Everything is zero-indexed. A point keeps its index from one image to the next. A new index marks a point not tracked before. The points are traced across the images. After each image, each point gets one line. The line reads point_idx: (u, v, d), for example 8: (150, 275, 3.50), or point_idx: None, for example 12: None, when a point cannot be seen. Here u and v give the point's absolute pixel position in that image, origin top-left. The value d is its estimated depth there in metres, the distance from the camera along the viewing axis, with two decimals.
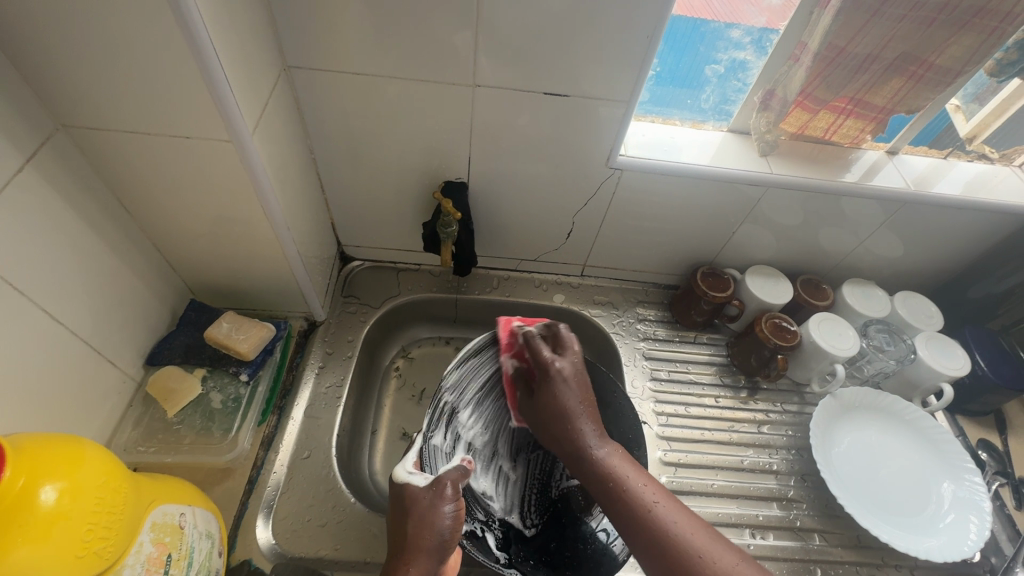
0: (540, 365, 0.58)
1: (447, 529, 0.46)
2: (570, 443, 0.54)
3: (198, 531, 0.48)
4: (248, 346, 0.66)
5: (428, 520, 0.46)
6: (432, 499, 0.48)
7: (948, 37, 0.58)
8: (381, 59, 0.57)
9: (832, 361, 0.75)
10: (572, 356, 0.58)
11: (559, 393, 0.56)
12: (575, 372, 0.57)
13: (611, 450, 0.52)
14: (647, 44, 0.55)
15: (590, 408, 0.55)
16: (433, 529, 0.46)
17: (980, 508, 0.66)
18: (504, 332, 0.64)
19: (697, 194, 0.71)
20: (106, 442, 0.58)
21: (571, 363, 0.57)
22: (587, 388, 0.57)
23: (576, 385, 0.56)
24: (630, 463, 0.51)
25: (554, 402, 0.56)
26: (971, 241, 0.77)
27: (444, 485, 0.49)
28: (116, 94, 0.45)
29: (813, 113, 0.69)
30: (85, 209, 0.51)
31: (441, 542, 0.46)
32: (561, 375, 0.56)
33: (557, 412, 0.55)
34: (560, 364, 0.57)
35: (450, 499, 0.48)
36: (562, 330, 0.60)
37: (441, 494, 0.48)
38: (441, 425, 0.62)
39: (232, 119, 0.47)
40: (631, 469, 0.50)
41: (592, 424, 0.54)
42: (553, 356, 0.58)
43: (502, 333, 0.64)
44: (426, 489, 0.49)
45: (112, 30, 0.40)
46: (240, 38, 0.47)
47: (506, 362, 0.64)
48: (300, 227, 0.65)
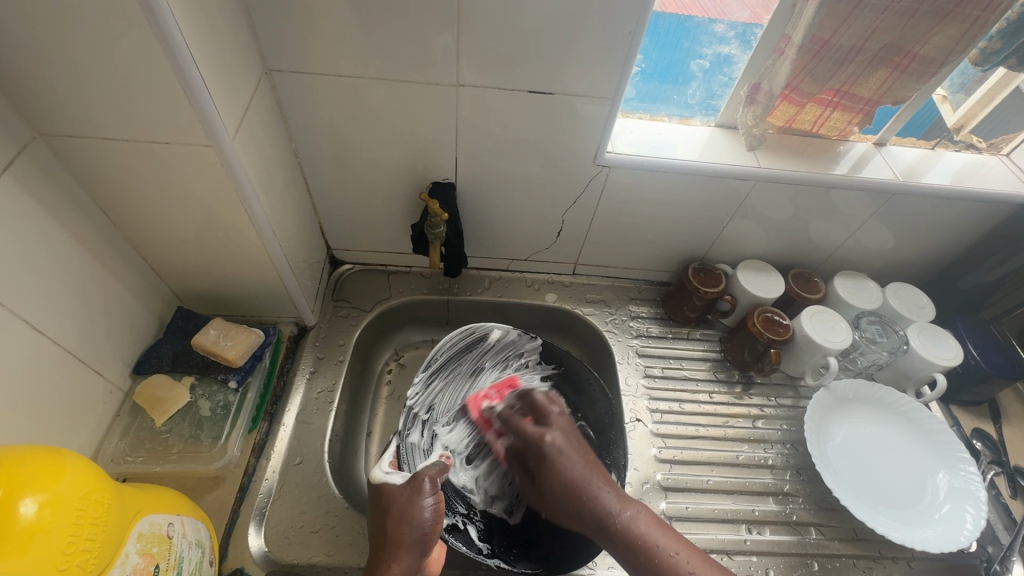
0: (530, 442, 0.60)
1: (427, 522, 0.46)
2: (589, 515, 0.52)
3: (187, 541, 0.48)
4: (236, 352, 0.65)
5: (407, 515, 0.46)
6: (409, 495, 0.48)
7: (931, 27, 0.58)
8: (363, 61, 0.56)
9: (825, 354, 0.75)
10: (557, 422, 0.61)
11: (562, 465, 0.56)
12: (568, 440, 0.59)
13: (638, 511, 0.51)
14: (630, 41, 0.55)
15: (597, 470, 0.55)
16: (412, 523, 0.45)
17: (976, 498, 0.66)
18: (474, 412, 0.67)
19: (687, 189, 0.71)
20: (93, 453, 0.57)
21: (558, 432, 0.60)
22: (585, 453, 0.58)
23: (574, 452, 0.57)
24: (659, 527, 0.50)
25: (560, 476, 0.55)
26: (961, 230, 0.77)
27: (422, 480, 0.49)
28: (93, 101, 0.44)
29: (800, 106, 0.69)
30: (66, 217, 0.50)
31: (422, 536, 0.45)
32: (556, 448, 0.58)
33: (565, 486, 0.54)
34: (551, 435, 0.60)
35: (429, 493, 0.48)
36: (537, 397, 0.66)
37: (419, 489, 0.48)
38: (417, 424, 0.64)
39: (211, 123, 0.47)
40: (660, 532, 0.49)
41: (608, 487, 0.53)
42: (539, 430, 0.61)
43: (474, 415, 0.67)
44: (404, 486, 0.49)
45: (84, 36, 0.39)
46: (218, 42, 0.47)
47: (497, 443, 0.65)
48: (286, 232, 0.65)
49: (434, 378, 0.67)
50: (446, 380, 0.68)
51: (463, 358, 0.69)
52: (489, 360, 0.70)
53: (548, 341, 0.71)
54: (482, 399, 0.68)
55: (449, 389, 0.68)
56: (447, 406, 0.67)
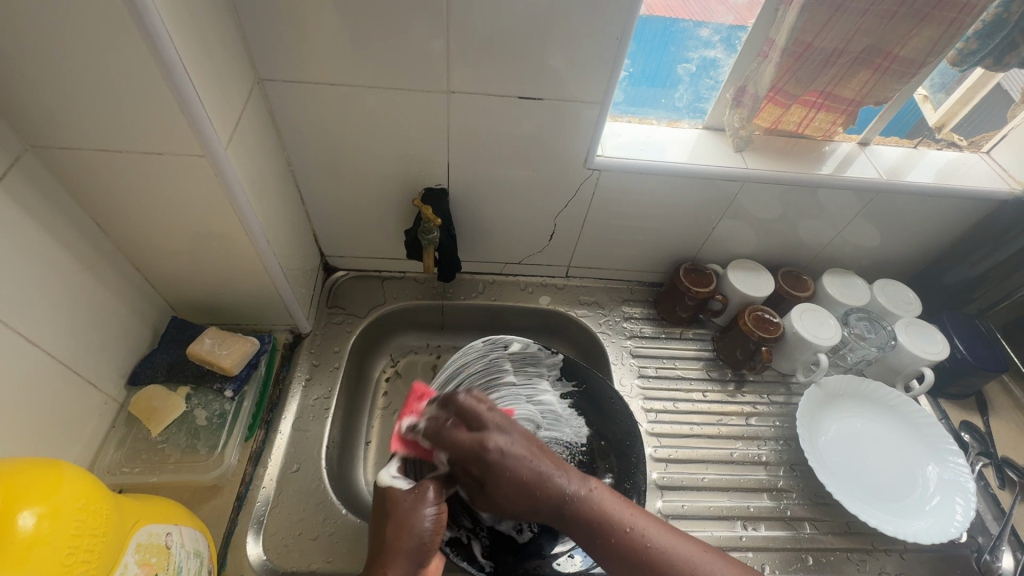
0: (467, 451, 0.50)
1: (426, 532, 0.47)
2: (546, 507, 0.48)
3: (186, 550, 0.48)
4: (232, 360, 0.65)
5: (407, 523, 0.46)
6: (413, 501, 0.48)
7: (910, 29, 0.60)
8: (354, 69, 0.57)
9: (815, 351, 0.76)
10: (494, 421, 0.51)
11: (510, 468, 0.48)
12: (511, 432, 0.51)
13: (593, 487, 0.49)
14: (617, 46, 0.56)
15: (546, 455, 0.50)
16: (412, 532, 0.46)
17: (964, 489, 0.67)
18: (403, 446, 0.57)
19: (675, 190, 0.72)
20: (89, 464, 0.57)
21: (501, 432, 0.50)
22: (530, 441, 0.51)
23: (521, 446, 0.50)
24: (612, 495, 0.49)
25: (512, 478, 0.48)
26: (944, 227, 0.79)
27: (426, 488, 0.49)
28: (85, 112, 0.44)
29: (785, 108, 0.70)
30: (59, 229, 0.50)
31: (420, 545, 0.46)
32: (502, 451, 0.49)
33: (519, 489, 0.48)
34: (494, 439, 0.49)
35: (431, 502, 0.48)
36: (465, 400, 0.53)
37: (422, 497, 0.49)
38: None
39: (204, 133, 0.47)
40: (618, 502, 0.49)
41: (561, 472, 0.49)
42: (477, 436, 0.50)
43: (398, 448, 0.57)
44: (408, 491, 0.49)
45: (77, 48, 0.40)
46: (210, 54, 0.47)
47: (430, 468, 0.56)
48: (280, 240, 0.65)
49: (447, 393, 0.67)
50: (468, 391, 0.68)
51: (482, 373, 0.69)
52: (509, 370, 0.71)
53: (572, 357, 0.71)
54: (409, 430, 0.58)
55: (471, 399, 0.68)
56: None
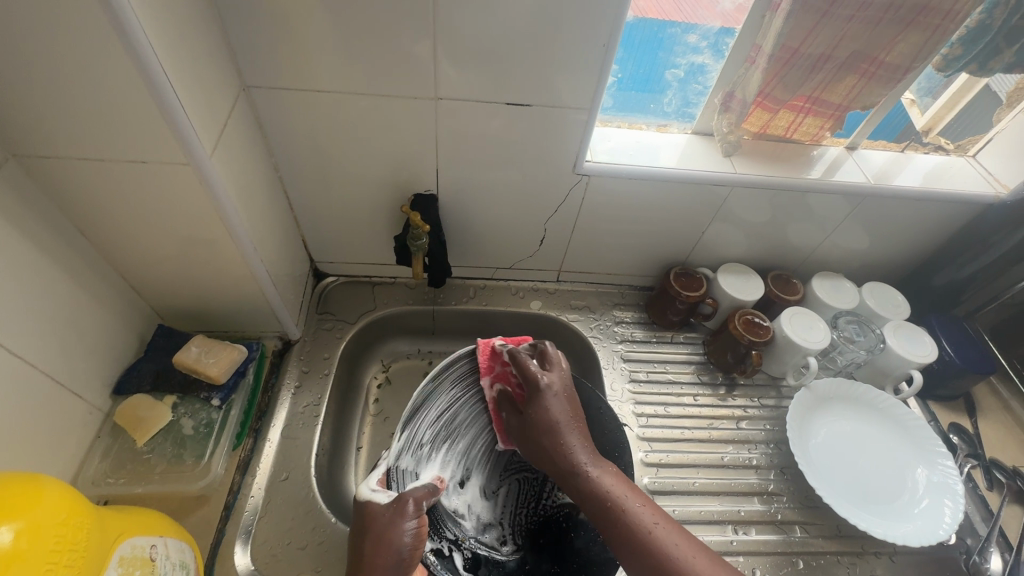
0: (527, 379, 0.58)
1: (406, 547, 0.46)
2: (562, 458, 0.54)
3: (172, 562, 0.47)
4: (219, 369, 0.65)
5: (386, 539, 0.46)
6: (391, 516, 0.47)
7: (895, 34, 0.60)
8: (341, 76, 0.57)
9: (805, 354, 0.76)
10: (559, 370, 0.59)
11: (549, 407, 0.56)
12: (563, 386, 0.58)
13: (605, 471, 0.53)
14: (604, 53, 0.56)
15: (578, 421, 0.56)
16: (391, 548, 0.46)
17: (953, 491, 0.67)
18: (482, 355, 0.63)
19: (665, 195, 0.72)
20: (74, 475, 0.57)
21: (558, 377, 0.58)
22: (575, 403, 0.58)
23: (565, 397, 0.57)
24: (623, 482, 0.52)
25: (546, 416, 0.56)
26: (930, 230, 0.80)
27: (405, 501, 0.48)
28: (67, 122, 0.44)
29: (773, 113, 0.71)
30: (42, 238, 0.50)
31: (399, 560, 0.45)
32: (551, 389, 0.57)
33: (548, 427, 0.55)
34: (549, 379, 0.57)
35: (411, 516, 0.47)
36: (549, 347, 0.60)
37: (401, 511, 0.48)
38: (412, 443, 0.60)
39: (188, 141, 0.47)
40: (627, 489, 0.51)
41: (581, 440, 0.55)
42: (540, 370, 0.58)
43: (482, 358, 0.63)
44: (386, 506, 0.48)
45: (58, 57, 0.39)
46: (193, 62, 0.47)
47: (487, 388, 0.64)
48: (267, 247, 0.65)
49: (429, 406, 0.62)
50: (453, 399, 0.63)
51: (467, 381, 0.64)
52: None
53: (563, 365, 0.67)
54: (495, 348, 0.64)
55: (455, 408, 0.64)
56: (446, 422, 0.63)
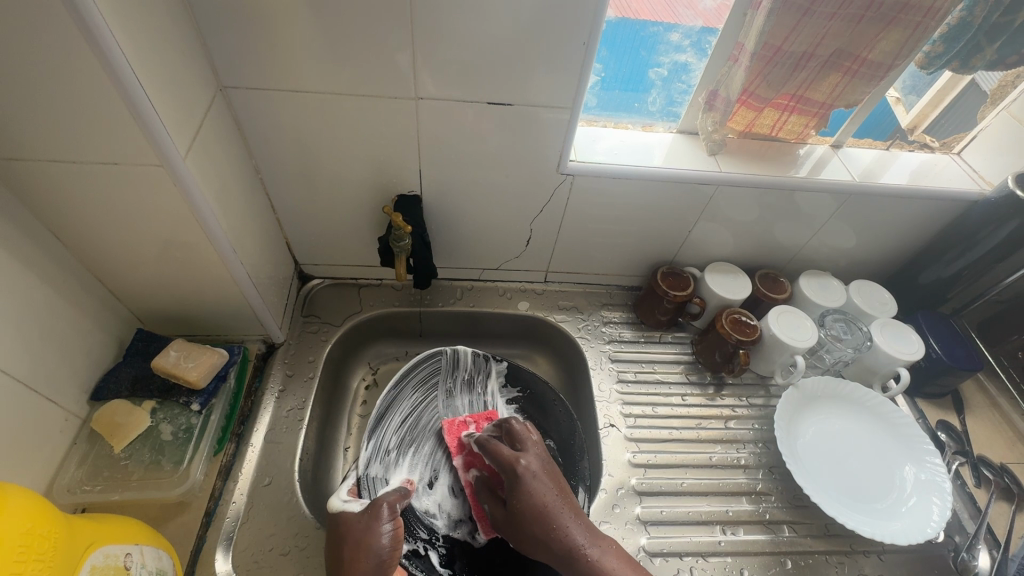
0: (504, 465, 0.54)
1: (385, 550, 0.45)
2: (556, 547, 0.48)
3: (147, 570, 0.47)
4: (198, 373, 0.63)
5: (365, 542, 0.45)
6: (368, 521, 0.47)
7: (877, 33, 0.60)
8: (319, 77, 0.56)
9: (792, 353, 0.76)
10: (534, 448, 0.56)
11: (533, 490, 0.51)
12: (543, 466, 0.54)
13: (605, 548, 0.48)
14: (584, 51, 0.55)
15: (568, 498, 0.51)
16: (370, 551, 0.45)
17: (941, 489, 0.67)
18: (450, 435, 0.68)
19: (650, 195, 0.72)
20: (49, 483, 0.56)
21: (535, 458, 0.54)
22: (559, 479, 0.53)
23: (548, 476, 0.53)
24: (628, 563, 0.47)
25: (531, 502, 0.50)
26: (917, 228, 0.80)
27: (380, 506, 0.48)
28: (35, 124, 0.43)
29: (758, 111, 0.70)
30: (13, 242, 0.49)
31: (379, 563, 0.44)
32: (530, 471, 0.53)
33: (536, 514, 0.50)
34: (526, 461, 0.54)
35: (387, 518, 0.47)
36: (517, 425, 0.58)
37: (377, 515, 0.48)
38: (378, 454, 0.66)
39: (161, 142, 0.46)
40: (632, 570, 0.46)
41: (577, 518, 0.50)
42: (516, 452, 0.55)
43: (451, 439, 0.67)
44: (362, 513, 0.48)
45: (23, 58, 0.39)
46: (165, 63, 0.46)
47: (464, 475, 0.65)
48: (248, 249, 0.64)
49: (391, 414, 0.69)
50: (413, 406, 0.71)
51: (424, 387, 0.72)
52: (454, 382, 0.74)
53: (513, 363, 0.77)
54: (460, 427, 0.69)
55: (415, 412, 0.70)
56: (409, 427, 0.69)
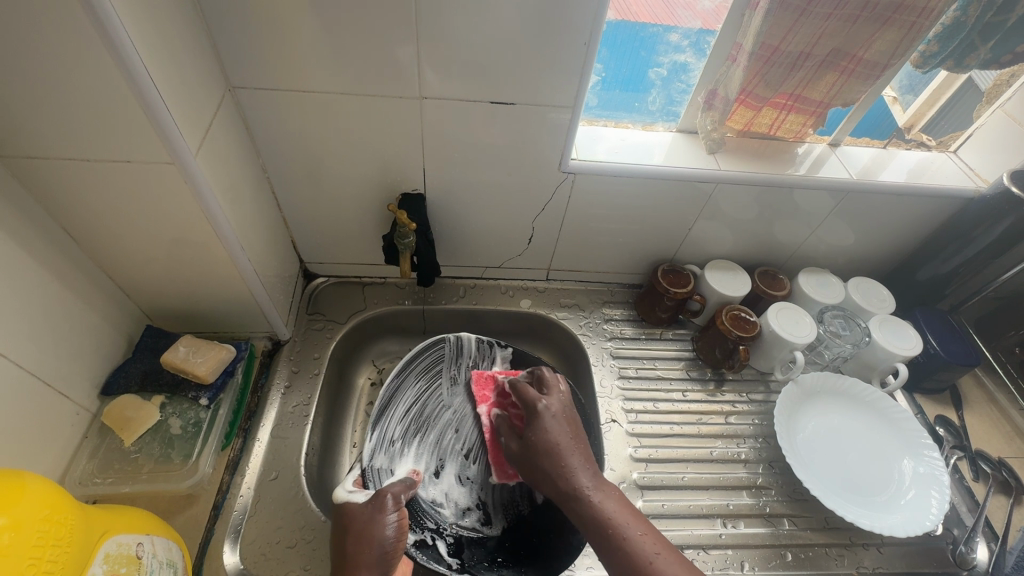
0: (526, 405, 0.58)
1: (388, 540, 0.46)
2: (562, 484, 0.51)
3: (159, 560, 0.48)
4: (206, 368, 0.65)
5: (368, 533, 0.46)
6: (371, 513, 0.48)
7: (872, 33, 0.61)
8: (325, 77, 0.57)
9: (791, 349, 0.77)
10: (557, 395, 0.59)
11: (547, 428, 0.55)
12: (562, 410, 0.57)
13: (610, 493, 0.49)
14: (585, 51, 0.57)
15: (580, 444, 0.54)
16: (373, 542, 0.46)
17: (938, 482, 0.68)
18: (477, 383, 0.72)
19: (651, 193, 0.73)
20: (60, 476, 0.57)
21: (556, 402, 0.58)
22: (574, 426, 0.56)
23: (564, 421, 0.56)
24: (628, 509, 0.48)
25: (544, 438, 0.54)
26: (915, 225, 0.80)
27: (384, 497, 0.49)
28: (52, 124, 0.45)
29: (756, 110, 0.71)
30: (28, 239, 0.50)
31: (383, 553, 0.45)
32: (548, 413, 0.56)
33: (547, 451, 0.53)
34: (547, 403, 0.57)
35: (391, 509, 0.48)
36: (546, 373, 0.61)
37: (381, 507, 0.48)
38: (382, 445, 0.67)
39: (173, 140, 0.47)
40: (629, 515, 0.48)
41: (585, 463, 0.52)
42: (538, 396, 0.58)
43: (479, 385, 0.72)
44: (365, 504, 0.49)
45: (43, 59, 0.40)
46: (177, 63, 0.47)
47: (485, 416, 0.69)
48: (255, 247, 0.65)
49: (395, 403, 0.70)
50: (418, 394, 0.71)
51: (428, 376, 0.73)
52: (458, 369, 0.74)
53: (518, 350, 0.76)
54: (488, 380, 0.72)
55: (420, 400, 0.71)
56: (411, 417, 0.70)
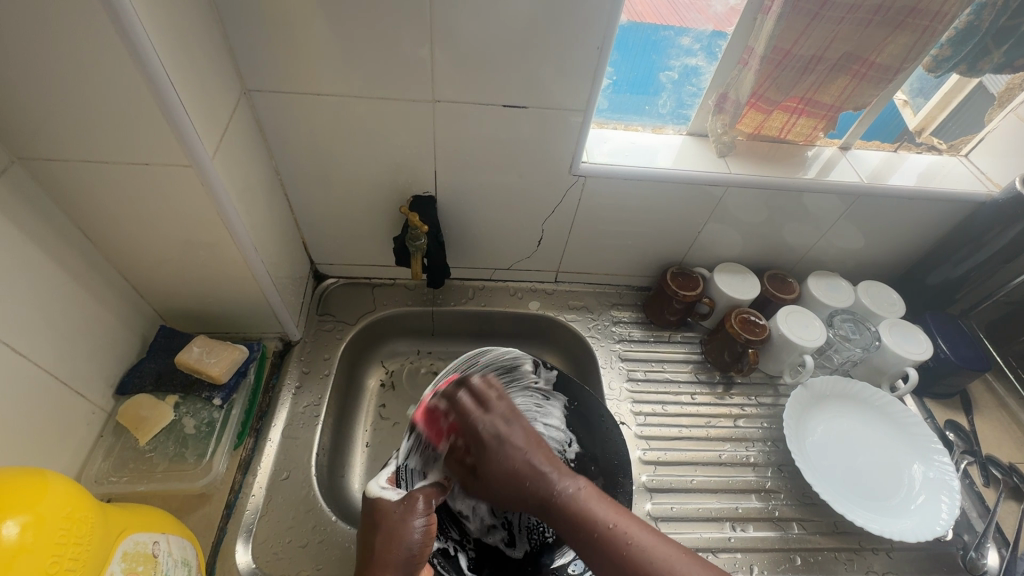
0: (471, 430, 0.53)
1: (416, 544, 0.46)
2: (530, 498, 0.48)
3: (174, 559, 0.48)
4: (220, 369, 0.65)
5: (397, 534, 0.46)
6: (403, 513, 0.48)
7: (885, 36, 0.61)
8: (339, 79, 0.58)
9: (801, 352, 0.77)
10: (499, 408, 0.54)
11: (501, 454, 0.51)
12: (511, 418, 0.53)
13: (580, 486, 0.48)
14: (598, 55, 0.57)
15: (539, 447, 0.51)
16: (401, 543, 0.46)
17: (949, 488, 0.68)
18: (425, 423, 0.61)
19: (660, 196, 0.73)
20: (76, 474, 0.57)
21: (499, 417, 0.53)
22: (526, 429, 0.53)
23: (514, 434, 0.51)
24: (599, 499, 0.47)
25: (502, 465, 0.50)
26: (925, 229, 0.80)
27: (416, 499, 0.49)
28: (73, 127, 0.45)
29: (767, 114, 0.71)
30: (46, 239, 0.51)
31: (409, 557, 0.45)
32: (494, 436, 0.52)
33: (506, 474, 0.50)
34: (489, 424, 0.53)
35: (421, 513, 0.48)
36: (476, 385, 0.57)
37: (412, 509, 0.48)
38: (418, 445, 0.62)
39: (191, 143, 0.48)
40: (600, 504, 0.46)
41: (549, 464, 0.49)
42: (480, 416, 0.53)
43: (426, 427, 0.61)
44: (398, 503, 0.49)
45: (65, 62, 0.41)
46: (195, 66, 0.48)
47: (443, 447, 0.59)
48: (268, 248, 0.65)
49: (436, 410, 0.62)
50: None
51: None
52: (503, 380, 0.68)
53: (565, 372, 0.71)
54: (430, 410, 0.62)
55: None
56: None
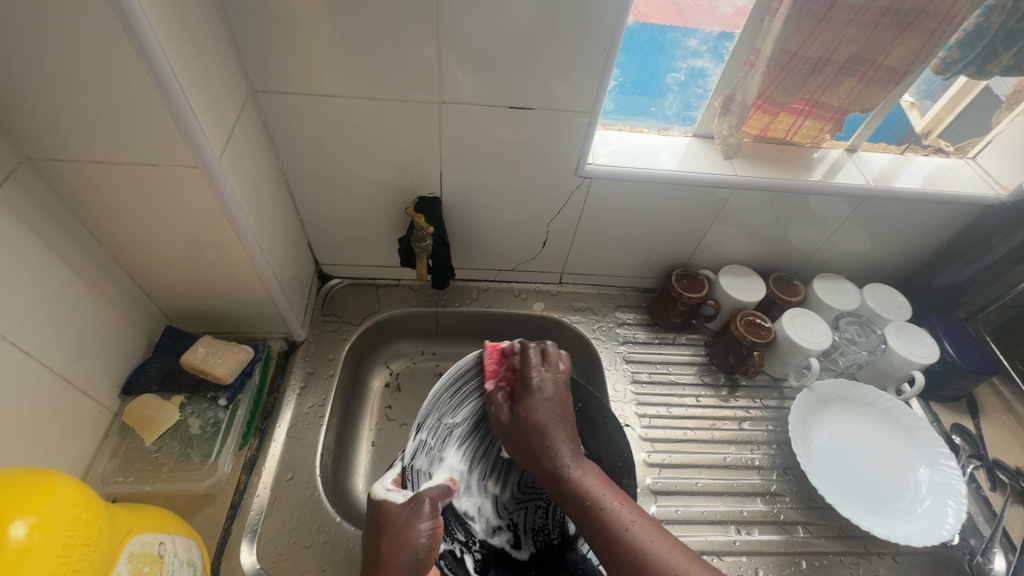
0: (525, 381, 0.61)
1: (422, 547, 0.46)
2: (545, 462, 0.55)
3: (179, 559, 0.48)
4: (226, 369, 0.65)
5: (402, 538, 0.46)
6: (408, 516, 0.48)
7: (893, 38, 0.61)
8: (345, 80, 0.58)
9: (807, 355, 0.77)
10: (554, 376, 0.62)
11: (538, 410, 0.59)
12: (557, 389, 0.61)
13: (587, 471, 0.54)
14: (604, 57, 0.57)
15: (566, 425, 0.59)
16: (407, 548, 0.46)
17: (956, 492, 0.67)
18: (489, 358, 0.65)
19: (666, 198, 0.73)
20: (82, 474, 0.58)
21: (551, 381, 0.61)
22: (564, 405, 0.60)
23: (555, 402, 0.60)
24: (604, 485, 0.52)
25: (534, 419, 0.58)
26: (932, 231, 0.80)
27: (422, 502, 0.49)
28: (81, 128, 0.45)
29: (773, 115, 0.71)
30: (54, 240, 0.51)
31: (415, 560, 0.45)
32: (541, 395, 0.60)
33: (536, 428, 0.58)
34: (543, 383, 0.61)
35: (427, 516, 0.48)
36: (549, 347, 0.64)
37: (417, 512, 0.48)
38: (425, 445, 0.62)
39: (198, 144, 0.48)
40: (605, 488, 0.51)
41: (568, 441, 0.57)
42: (538, 371, 0.62)
43: (489, 360, 0.65)
44: (403, 507, 0.49)
45: (75, 64, 0.41)
46: (203, 67, 0.48)
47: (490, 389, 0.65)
48: (274, 248, 0.65)
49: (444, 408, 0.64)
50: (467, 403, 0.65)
51: None
52: None
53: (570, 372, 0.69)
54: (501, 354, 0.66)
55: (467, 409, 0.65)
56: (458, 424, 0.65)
